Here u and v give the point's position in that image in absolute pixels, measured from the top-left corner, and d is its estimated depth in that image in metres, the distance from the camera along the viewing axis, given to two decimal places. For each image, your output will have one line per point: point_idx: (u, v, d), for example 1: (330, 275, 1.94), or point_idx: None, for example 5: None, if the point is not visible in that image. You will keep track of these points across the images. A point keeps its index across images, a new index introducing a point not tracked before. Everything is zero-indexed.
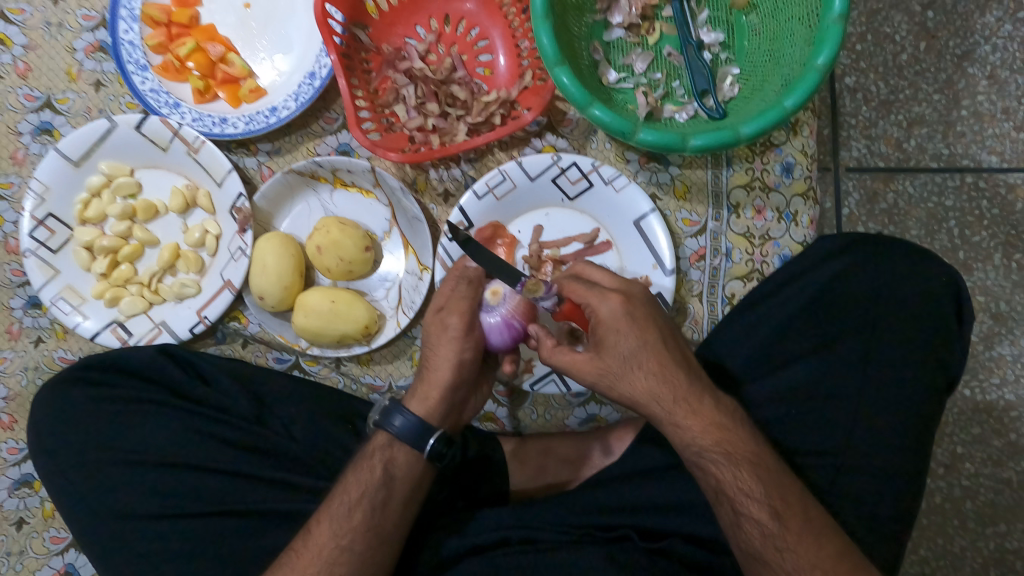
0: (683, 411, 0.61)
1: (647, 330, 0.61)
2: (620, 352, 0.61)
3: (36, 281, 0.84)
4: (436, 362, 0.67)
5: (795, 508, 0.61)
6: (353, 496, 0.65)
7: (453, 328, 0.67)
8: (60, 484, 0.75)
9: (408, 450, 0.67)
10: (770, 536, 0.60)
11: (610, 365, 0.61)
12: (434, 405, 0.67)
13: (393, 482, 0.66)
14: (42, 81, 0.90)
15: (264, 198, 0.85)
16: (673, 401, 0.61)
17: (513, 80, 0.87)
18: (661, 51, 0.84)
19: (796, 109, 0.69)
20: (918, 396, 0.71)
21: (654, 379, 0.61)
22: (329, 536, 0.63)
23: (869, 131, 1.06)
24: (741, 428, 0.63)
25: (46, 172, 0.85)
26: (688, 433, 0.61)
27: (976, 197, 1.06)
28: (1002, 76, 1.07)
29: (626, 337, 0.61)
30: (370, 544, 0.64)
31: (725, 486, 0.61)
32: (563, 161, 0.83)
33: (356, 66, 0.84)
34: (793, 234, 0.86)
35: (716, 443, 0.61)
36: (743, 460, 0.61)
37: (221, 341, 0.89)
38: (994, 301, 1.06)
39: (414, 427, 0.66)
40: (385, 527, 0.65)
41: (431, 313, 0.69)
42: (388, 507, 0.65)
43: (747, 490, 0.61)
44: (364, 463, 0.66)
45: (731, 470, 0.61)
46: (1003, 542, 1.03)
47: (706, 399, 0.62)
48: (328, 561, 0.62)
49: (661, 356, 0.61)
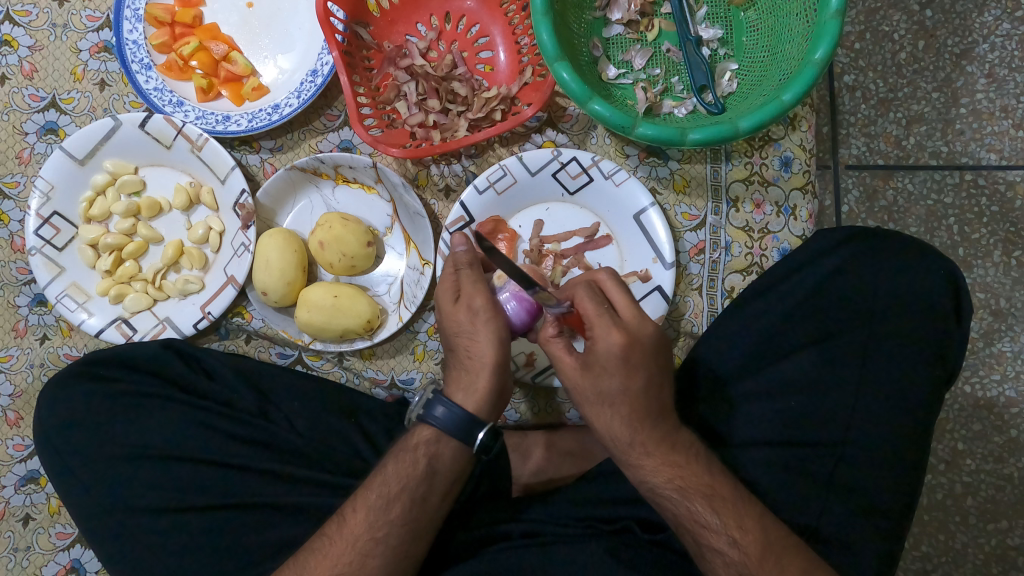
0: (638, 452, 0.63)
1: (635, 373, 0.61)
2: (595, 384, 0.62)
3: (42, 278, 0.85)
4: (477, 350, 0.66)
5: (754, 536, 0.62)
6: (392, 489, 0.65)
7: (482, 310, 0.66)
8: (65, 479, 0.76)
9: (455, 444, 0.66)
10: (732, 564, 0.61)
11: (583, 393, 0.63)
12: (483, 398, 0.66)
13: (434, 477, 0.66)
14: (47, 81, 0.91)
15: (267, 194, 0.86)
16: (630, 442, 0.63)
17: (513, 77, 0.88)
18: (660, 47, 0.84)
19: (794, 102, 0.70)
20: (918, 387, 0.72)
21: (616, 417, 0.63)
22: (365, 527, 0.64)
23: (868, 129, 1.07)
24: (696, 463, 0.63)
25: (52, 170, 0.85)
26: (642, 471, 0.63)
27: (975, 194, 1.07)
28: (1001, 74, 1.08)
29: (609, 378, 0.61)
30: (404, 539, 0.64)
31: (683, 518, 0.62)
32: (563, 155, 0.85)
33: (358, 63, 0.85)
34: (793, 229, 0.87)
35: (669, 480, 0.62)
36: (696, 493, 0.62)
37: (224, 337, 0.90)
38: (994, 298, 1.06)
39: (463, 421, 0.65)
40: (420, 521, 0.65)
41: (449, 299, 0.68)
42: (425, 501, 0.65)
43: (704, 522, 0.62)
44: (406, 454, 0.66)
45: (686, 504, 0.62)
46: (1005, 538, 1.03)
47: (666, 440, 0.63)
48: (361, 552, 0.63)
49: (635, 403, 0.62)
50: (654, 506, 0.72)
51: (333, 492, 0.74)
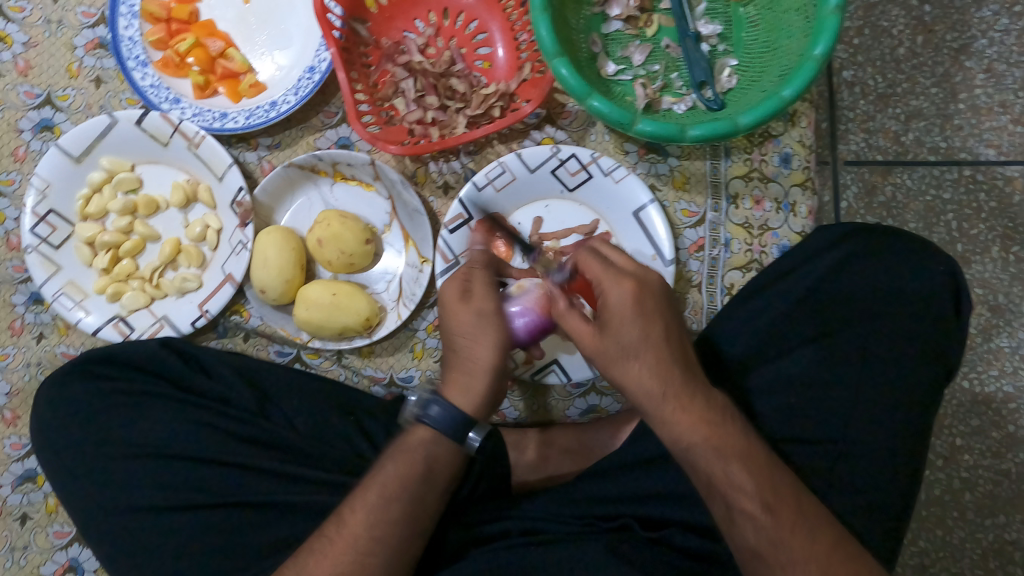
0: (672, 408, 0.60)
1: (654, 317, 0.61)
2: (624, 333, 0.60)
3: (38, 277, 0.84)
4: (482, 356, 0.66)
5: (788, 504, 0.59)
6: (392, 488, 0.64)
7: (490, 316, 0.66)
8: (63, 478, 0.75)
9: (449, 445, 0.67)
10: (763, 530, 0.59)
11: (612, 350, 0.60)
12: (481, 400, 0.66)
13: (433, 475, 0.66)
14: (43, 78, 0.91)
15: (265, 192, 0.85)
16: (670, 394, 0.60)
17: (512, 73, 0.88)
18: (660, 43, 0.84)
19: (794, 98, 0.69)
20: (918, 384, 0.71)
21: (646, 366, 0.60)
22: (365, 527, 0.63)
23: (867, 125, 1.07)
24: (732, 424, 0.61)
25: (48, 168, 0.85)
26: (677, 430, 0.60)
27: (974, 190, 1.07)
28: (999, 69, 1.07)
29: (629, 327, 0.60)
30: (404, 534, 0.64)
31: (716, 481, 0.60)
32: (562, 152, 0.84)
33: (355, 60, 0.85)
34: (792, 225, 0.87)
35: (707, 438, 0.60)
36: (732, 454, 0.60)
37: (222, 335, 0.89)
38: (992, 294, 1.06)
39: (459, 424, 0.65)
40: (420, 517, 0.65)
41: (455, 302, 0.67)
42: (425, 499, 0.66)
43: (739, 484, 0.59)
44: (406, 455, 0.66)
45: (721, 465, 0.60)
46: (1003, 533, 1.03)
47: (698, 398, 0.61)
48: (362, 551, 0.62)
49: (660, 351, 0.60)
50: (655, 503, 0.72)
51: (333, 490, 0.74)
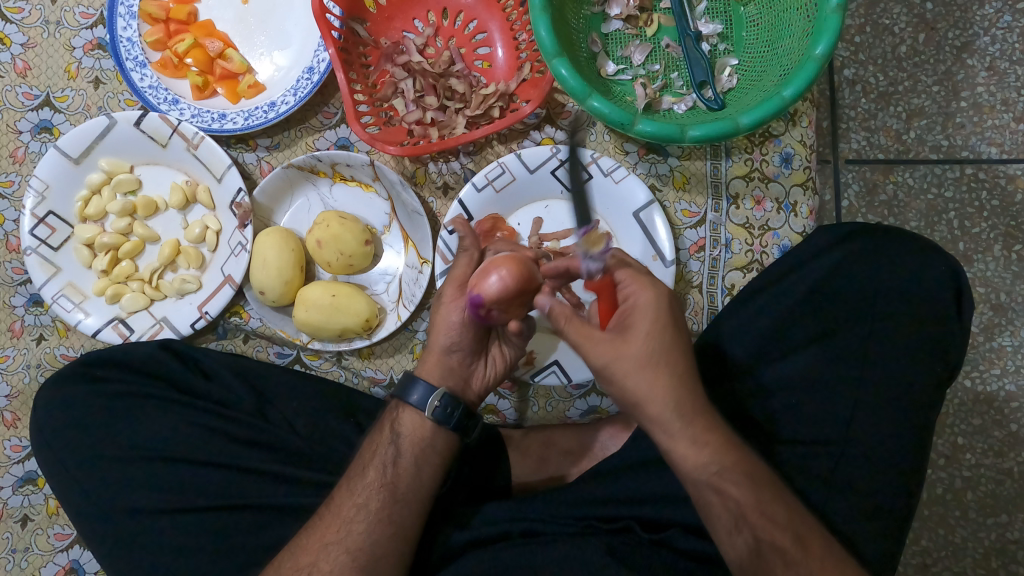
0: (691, 435, 0.59)
1: (676, 332, 0.61)
2: (645, 344, 0.59)
3: (37, 278, 0.84)
4: (465, 340, 0.69)
5: (815, 536, 0.60)
6: (366, 457, 0.67)
7: (447, 293, 0.69)
8: (63, 481, 0.75)
9: (414, 410, 0.67)
10: (793, 562, 0.59)
11: (633, 360, 0.59)
12: (434, 368, 0.69)
13: (401, 440, 0.67)
14: (41, 79, 0.90)
15: (264, 193, 0.85)
16: (682, 408, 0.59)
17: (511, 73, 0.87)
18: (660, 42, 0.84)
19: (795, 98, 0.69)
20: (920, 385, 0.71)
21: (667, 379, 0.59)
22: (346, 496, 0.65)
23: (868, 124, 1.06)
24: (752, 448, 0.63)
25: (47, 169, 0.85)
26: (705, 462, 0.59)
27: (976, 188, 1.06)
28: (1002, 67, 1.07)
29: (651, 338, 0.60)
30: (384, 501, 0.64)
31: (750, 509, 0.59)
32: (562, 153, 0.84)
33: (354, 60, 0.84)
34: (793, 225, 0.87)
35: (736, 463, 0.60)
36: (763, 485, 0.60)
37: (222, 337, 0.89)
38: (995, 293, 1.06)
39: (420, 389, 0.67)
40: (399, 484, 0.65)
41: (454, 288, 0.69)
42: (399, 465, 0.66)
43: (770, 513, 0.60)
44: (376, 430, 0.69)
45: (754, 493, 0.60)
46: (1004, 532, 1.03)
47: (715, 423, 0.61)
48: (346, 520, 0.63)
49: (680, 364, 0.60)
50: (657, 505, 0.71)
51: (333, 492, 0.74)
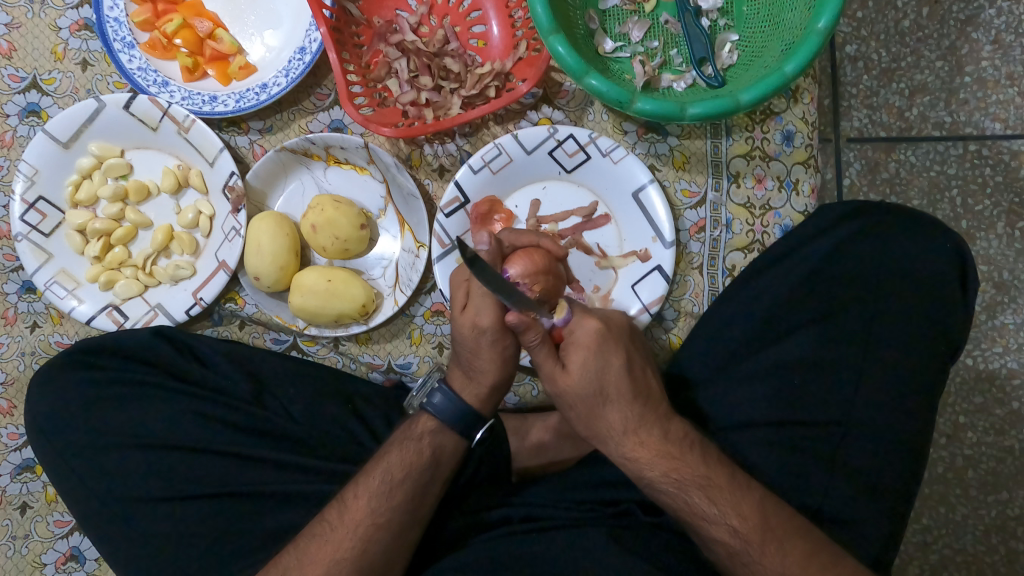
0: (632, 443, 0.61)
1: (613, 357, 0.60)
2: (585, 373, 0.59)
3: (29, 265, 0.83)
4: (513, 365, 0.66)
5: (754, 522, 0.60)
6: (395, 476, 0.64)
7: (488, 335, 0.62)
8: (58, 470, 0.75)
9: (455, 436, 0.67)
10: (735, 553, 0.60)
11: (581, 397, 0.60)
12: (486, 398, 0.67)
13: (438, 466, 0.66)
14: (27, 61, 0.88)
15: (258, 176, 0.84)
16: (622, 431, 0.61)
17: (507, 52, 0.85)
18: (659, 18, 0.82)
19: (797, 73, 0.67)
20: (923, 365, 0.71)
21: (611, 407, 0.60)
22: (366, 514, 0.63)
23: (870, 101, 1.04)
24: (692, 453, 0.61)
25: (36, 154, 0.83)
26: (637, 465, 0.61)
27: (979, 165, 1.05)
28: (1007, 40, 1.05)
29: (592, 360, 0.59)
30: (406, 524, 0.64)
31: (682, 511, 0.61)
32: (559, 133, 0.83)
33: (347, 39, 0.83)
34: (795, 204, 0.86)
35: (665, 473, 0.60)
36: (693, 485, 0.60)
37: (218, 323, 0.89)
38: (997, 271, 1.05)
39: (468, 421, 0.67)
40: (422, 508, 0.66)
41: (495, 328, 0.62)
42: (429, 489, 0.66)
43: (702, 513, 0.60)
44: (410, 443, 0.66)
45: (683, 497, 0.61)
46: (1005, 509, 1.02)
47: (656, 429, 0.61)
48: (363, 538, 0.62)
49: (623, 384, 0.60)
50: None
51: (332, 478, 0.73)
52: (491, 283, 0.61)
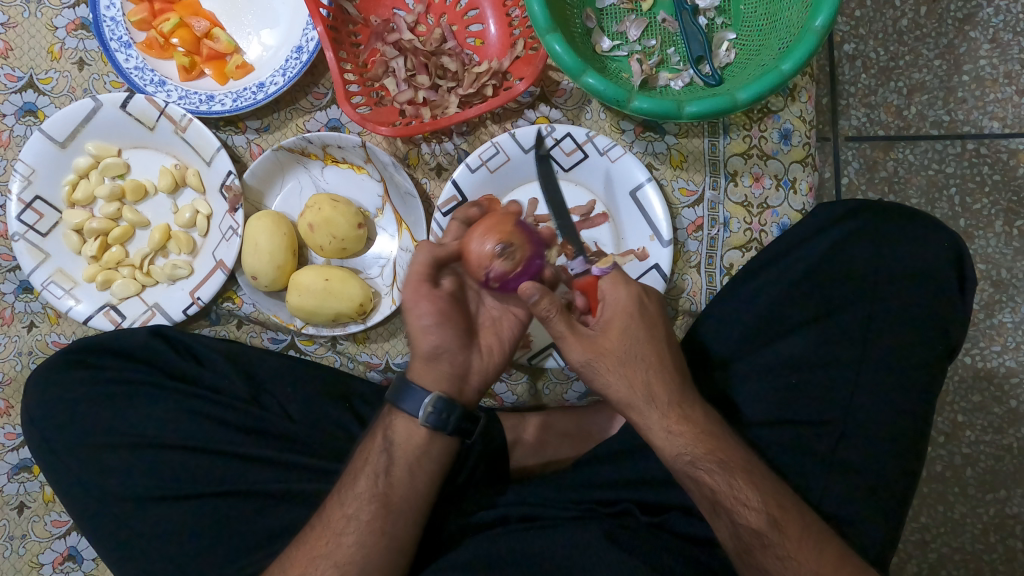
0: (674, 418, 0.61)
1: (655, 326, 0.62)
2: (627, 338, 0.61)
3: (26, 265, 0.83)
4: (443, 335, 0.65)
5: (792, 515, 0.60)
6: (358, 467, 0.65)
7: (414, 307, 0.65)
8: (55, 470, 0.75)
9: (407, 417, 0.65)
10: (770, 546, 0.59)
11: (624, 365, 0.61)
12: (427, 375, 0.66)
13: (394, 449, 0.65)
14: (23, 60, 0.88)
15: (255, 175, 0.84)
16: (666, 402, 0.61)
17: (504, 51, 0.85)
18: (656, 17, 0.81)
19: (794, 72, 0.68)
20: (921, 363, 0.71)
21: (652, 373, 0.61)
22: (335, 508, 0.64)
23: (869, 100, 1.04)
24: (729, 440, 0.63)
25: (33, 154, 0.83)
26: (680, 442, 0.61)
27: (977, 163, 1.05)
28: (1005, 39, 1.05)
29: (634, 327, 0.61)
30: (375, 513, 0.63)
31: (722, 496, 0.60)
32: (557, 131, 0.83)
33: (343, 39, 0.82)
34: (792, 203, 0.86)
35: (709, 452, 0.61)
36: (737, 468, 0.61)
37: (215, 323, 0.88)
38: (995, 269, 1.05)
39: (411, 399, 0.64)
40: (391, 495, 0.64)
41: (414, 298, 0.65)
42: (391, 474, 0.64)
43: (744, 498, 0.60)
44: (372, 438, 0.68)
45: (727, 479, 0.60)
46: (1003, 508, 1.02)
47: (698, 409, 0.62)
48: (335, 532, 0.62)
49: (662, 353, 0.62)
50: (654, 488, 0.71)
51: (330, 477, 0.73)
52: (420, 256, 0.66)
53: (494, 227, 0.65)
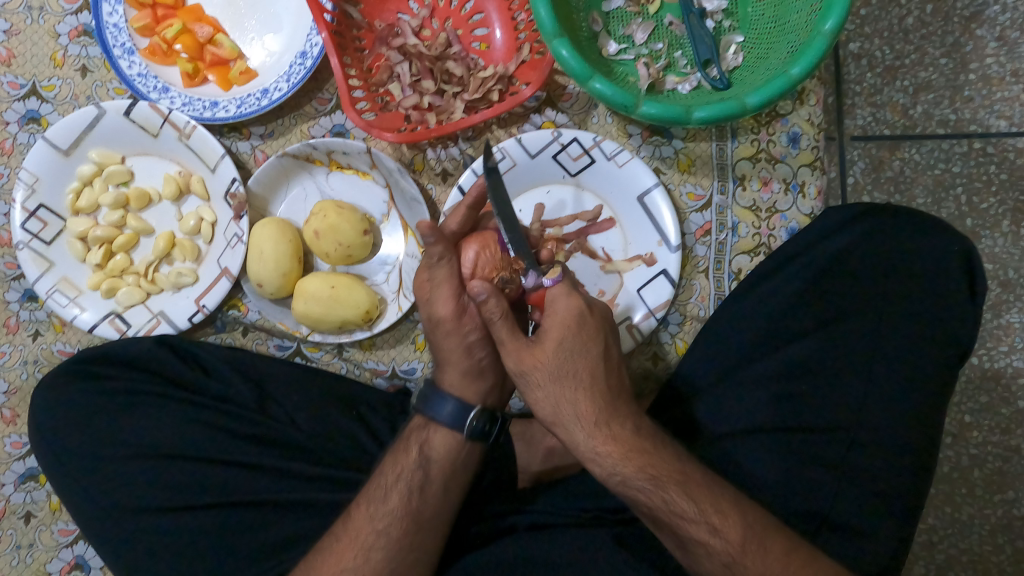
0: (603, 436, 0.59)
1: (590, 342, 0.59)
2: (559, 354, 0.59)
3: (30, 274, 0.83)
4: (485, 350, 0.66)
5: (733, 520, 0.59)
6: (389, 479, 0.64)
7: (446, 323, 0.63)
8: (61, 481, 0.74)
9: (447, 430, 0.66)
10: (716, 554, 0.59)
11: (549, 384, 0.59)
12: (467, 387, 0.66)
13: (430, 464, 0.65)
14: (26, 68, 0.88)
15: (260, 182, 0.83)
16: (592, 422, 0.59)
17: (510, 55, 0.85)
18: (662, 20, 0.81)
19: (803, 77, 0.67)
20: (933, 370, 0.70)
21: (582, 392, 0.59)
22: (366, 521, 0.63)
23: (874, 99, 1.04)
24: (664, 450, 0.61)
25: (36, 162, 0.83)
26: (609, 461, 0.59)
27: (984, 162, 1.04)
28: (1012, 37, 1.04)
29: (568, 341, 0.59)
30: (407, 530, 0.63)
31: (658, 512, 0.60)
32: (564, 136, 0.82)
33: (348, 44, 0.82)
34: (801, 207, 0.85)
35: (640, 470, 0.59)
36: (670, 481, 0.59)
37: (221, 330, 0.88)
38: (1003, 269, 1.04)
39: (456, 411, 0.65)
40: (423, 512, 0.64)
41: (449, 315, 0.63)
42: (425, 490, 0.64)
43: (680, 511, 0.59)
44: (401, 446, 0.66)
45: (660, 494, 0.59)
46: (1011, 509, 1.02)
47: (630, 424, 0.60)
48: (364, 547, 0.62)
49: (595, 370, 0.59)
50: None
51: (337, 486, 0.73)
52: (445, 271, 0.62)
53: (493, 263, 0.65)
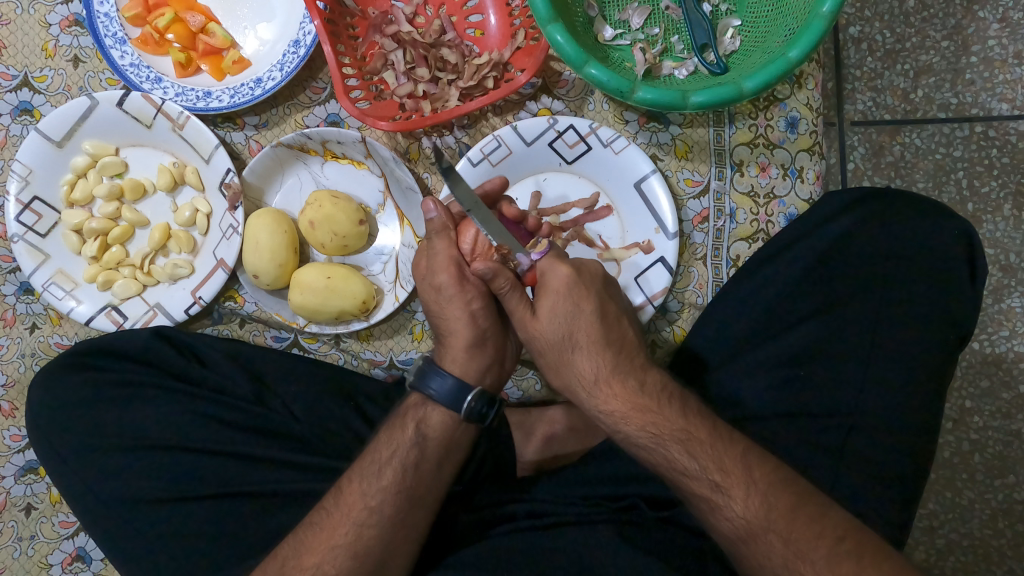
0: (604, 392, 0.61)
1: (582, 305, 0.62)
2: (553, 319, 0.62)
3: (26, 266, 0.82)
4: (487, 320, 0.68)
5: (736, 476, 0.58)
6: (384, 456, 0.64)
7: (447, 289, 0.66)
8: (59, 473, 0.74)
9: (445, 410, 0.66)
10: (720, 510, 0.58)
11: (550, 350, 0.63)
12: (467, 363, 0.66)
13: (426, 442, 0.65)
14: (17, 58, 0.87)
15: (254, 173, 0.83)
16: (592, 380, 0.62)
17: (505, 41, 0.84)
18: (659, 4, 0.80)
19: (801, 60, 0.66)
20: (931, 355, 0.70)
21: (579, 354, 0.62)
22: (359, 496, 0.63)
23: (874, 83, 1.03)
24: (669, 406, 0.61)
25: (29, 154, 0.82)
26: (613, 418, 0.61)
27: (986, 146, 1.03)
28: (1014, 18, 1.02)
29: (561, 304, 0.62)
30: (401, 506, 0.63)
31: (661, 468, 0.60)
32: (559, 123, 0.81)
33: (342, 32, 0.81)
34: (799, 192, 0.84)
35: (641, 427, 0.60)
36: (670, 439, 0.60)
37: (217, 322, 0.88)
38: (1004, 254, 1.03)
39: (451, 390, 0.65)
40: (417, 488, 0.64)
41: (450, 281, 0.66)
42: (420, 468, 0.64)
43: (682, 468, 0.59)
44: (397, 422, 0.66)
45: (661, 452, 0.60)
46: (1011, 493, 1.02)
47: (632, 379, 0.62)
48: (358, 522, 0.62)
49: (592, 329, 0.62)
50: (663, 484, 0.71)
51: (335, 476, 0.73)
52: (444, 245, 0.67)
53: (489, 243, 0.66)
